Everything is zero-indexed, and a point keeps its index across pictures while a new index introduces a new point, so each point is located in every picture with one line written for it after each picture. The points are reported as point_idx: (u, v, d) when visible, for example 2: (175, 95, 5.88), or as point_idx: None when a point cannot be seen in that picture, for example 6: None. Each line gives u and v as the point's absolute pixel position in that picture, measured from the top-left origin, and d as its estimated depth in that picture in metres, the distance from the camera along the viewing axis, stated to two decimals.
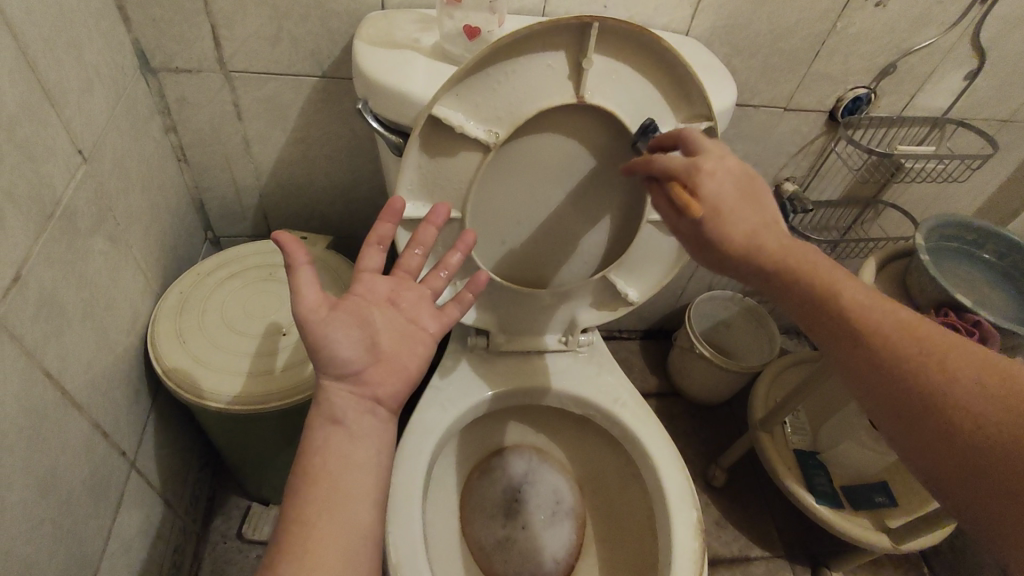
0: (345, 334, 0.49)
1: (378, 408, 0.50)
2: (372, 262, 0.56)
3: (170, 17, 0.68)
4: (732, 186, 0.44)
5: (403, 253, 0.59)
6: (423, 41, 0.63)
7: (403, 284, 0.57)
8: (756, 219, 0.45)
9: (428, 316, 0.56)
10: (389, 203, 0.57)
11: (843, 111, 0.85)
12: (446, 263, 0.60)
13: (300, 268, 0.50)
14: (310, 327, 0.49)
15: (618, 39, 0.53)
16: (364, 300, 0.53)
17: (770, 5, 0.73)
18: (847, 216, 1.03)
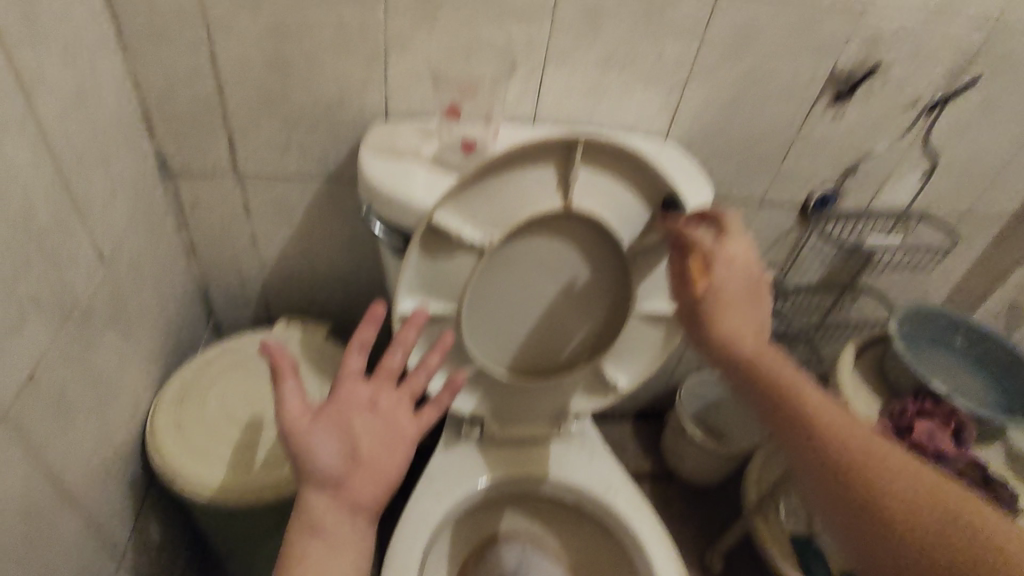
0: (327, 442, 0.50)
1: (356, 516, 0.49)
2: (355, 364, 0.56)
3: (191, 128, 0.74)
4: (742, 286, 0.54)
5: (386, 354, 0.58)
6: (424, 151, 0.69)
7: (384, 386, 0.56)
8: (755, 316, 0.53)
9: (409, 419, 0.56)
10: (369, 310, 0.58)
11: (814, 206, 0.91)
12: (426, 364, 0.62)
13: (286, 380, 0.52)
14: (292, 437, 0.50)
15: (601, 155, 0.58)
16: (345, 404, 0.53)
17: (739, 116, 0.81)
18: (827, 300, 1.07)
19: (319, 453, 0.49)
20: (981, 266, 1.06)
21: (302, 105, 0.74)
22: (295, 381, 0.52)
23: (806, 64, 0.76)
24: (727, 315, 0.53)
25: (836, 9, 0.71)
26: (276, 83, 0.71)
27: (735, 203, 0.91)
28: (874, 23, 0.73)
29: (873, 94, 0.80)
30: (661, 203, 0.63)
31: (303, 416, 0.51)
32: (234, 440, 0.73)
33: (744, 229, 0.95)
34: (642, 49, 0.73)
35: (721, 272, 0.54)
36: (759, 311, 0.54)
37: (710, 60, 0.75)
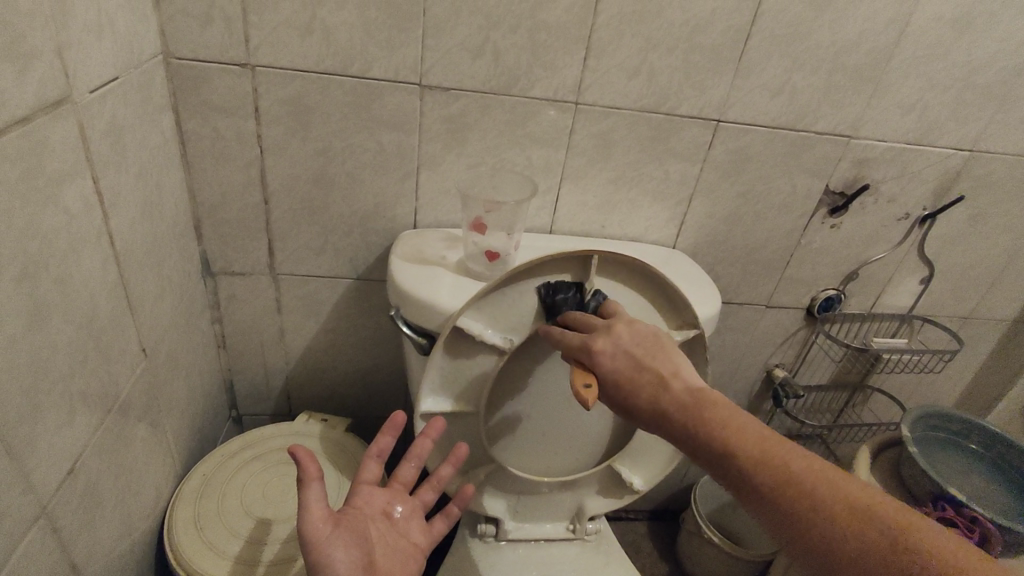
0: (346, 553, 0.52)
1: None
2: (371, 474, 0.60)
3: (236, 233, 0.81)
4: (629, 353, 0.54)
5: (399, 464, 0.63)
6: (449, 258, 0.74)
7: (397, 495, 0.62)
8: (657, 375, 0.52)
9: (417, 532, 0.61)
10: (392, 418, 0.61)
11: (819, 309, 0.95)
12: (438, 476, 0.66)
13: (310, 484, 0.52)
14: (313, 545, 0.51)
15: (615, 266, 0.63)
16: (361, 516, 0.57)
17: (741, 226, 0.87)
18: (838, 400, 1.08)
19: (339, 565, 0.51)
20: (988, 366, 1.07)
21: (339, 214, 0.80)
22: (318, 486, 0.53)
23: (801, 181, 0.83)
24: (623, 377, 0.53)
25: (826, 135, 0.79)
26: (317, 195, 0.78)
27: (743, 304, 0.95)
28: (861, 146, 0.80)
29: (866, 208, 0.86)
30: (673, 310, 0.67)
31: (324, 523, 0.52)
32: (253, 535, 0.73)
33: (752, 330, 0.98)
34: (649, 168, 0.80)
35: (607, 361, 0.54)
36: (661, 361, 0.53)
37: (712, 177, 0.82)
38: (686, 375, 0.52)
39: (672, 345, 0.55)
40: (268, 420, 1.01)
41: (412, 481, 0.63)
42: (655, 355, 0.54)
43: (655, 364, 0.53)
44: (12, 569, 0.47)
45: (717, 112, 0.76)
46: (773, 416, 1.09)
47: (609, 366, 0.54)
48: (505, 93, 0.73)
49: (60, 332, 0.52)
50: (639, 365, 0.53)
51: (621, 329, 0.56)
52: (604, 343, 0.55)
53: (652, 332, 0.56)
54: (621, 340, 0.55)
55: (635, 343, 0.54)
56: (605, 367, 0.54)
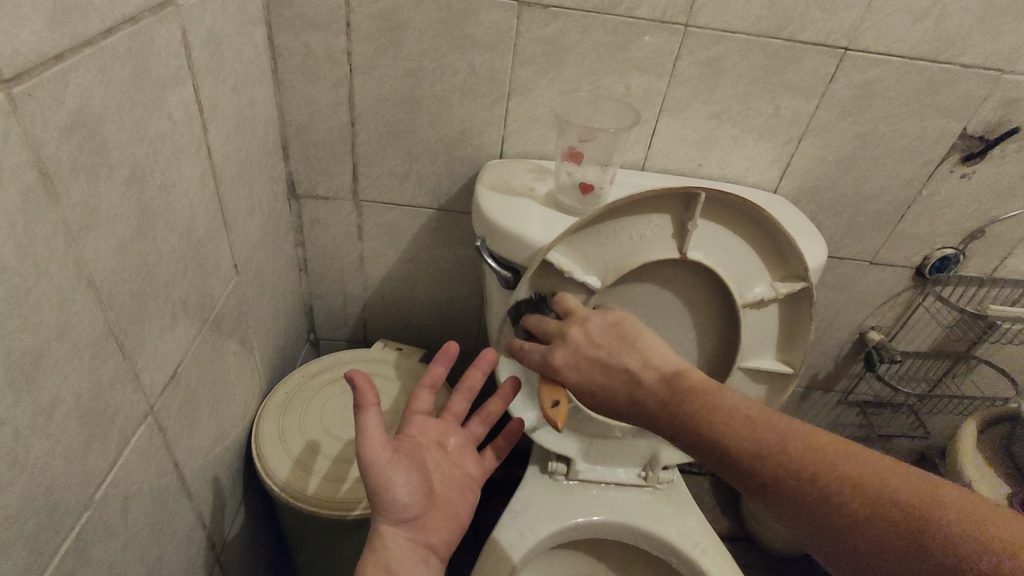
0: (405, 479, 0.54)
1: (430, 555, 0.55)
2: (425, 405, 0.61)
3: (322, 157, 0.80)
4: (603, 336, 0.55)
5: (451, 397, 0.64)
6: (538, 190, 0.71)
7: (450, 428, 0.62)
8: (634, 358, 0.53)
9: (472, 464, 0.62)
10: (444, 348, 0.62)
11: (931, 270, 0.86)
12: (488, 410, 0.65)
13: (367, 410, 0.53)
14: (373, 471, 0.52)
15: (721, 206, 0.59)
16: (417, 444, 0.58)
17: (855, 172, 0.79)
18: (937, 370, 1.00)
19: (398, 490, 0.53)
20: None
21: (425, 140, 0.78)
22: (375, 413, 0.53)
23: (933, 123, 0.74)
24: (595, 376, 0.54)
25: (971, 69, 0.69)
26: (404, 119, 0.76)
27: (844, 259, 0.88)
28: (1013, 83, 0.70)
29: (1006, 157, 0.76)
30: (779, 259, 0.62)
31: (384, 450, 0.53)
32: (326, 451, 0.76)
33: (850, 287, 0.91)
34: (759, 102, 0.73)
35: (572, 372, 0.55)
36: (631, 350, 0.53)
37: (830, 114, 0.74)
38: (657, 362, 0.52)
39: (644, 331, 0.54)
40: (344, 346, 1.04)
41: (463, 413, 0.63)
42: (624, 343, 0.54)
43: (624, 358, 0.53)
44: (126, 460, 0.50)
45: (847, 39, 0.68)
46: (859, 382, 1.04)
47: (578, 377, 0.54)
48: (609, 13, 0.67)
49: (163, 241, 0.53)
50: (608, 367, 0.53)
51: (575, 334, 0.56)
52: (563, 355, 0.55)
53: (613, 321, 0.55)
54: (581, 344, 0.55)
55: (600, 344, 0.54)
56: (571, 378, 0.55)
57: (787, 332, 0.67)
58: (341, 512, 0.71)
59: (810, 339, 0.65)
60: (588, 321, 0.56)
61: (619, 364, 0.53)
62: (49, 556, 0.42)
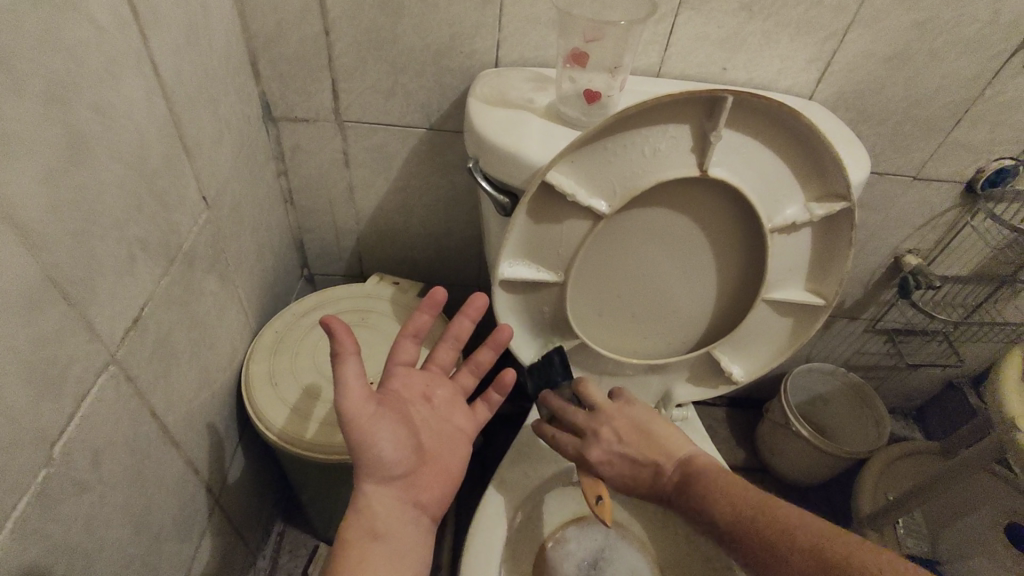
0: (390, 431, 0.51)
1: (420, 514, 0.52)
2: (408, 354, 0.59)
3: (296, 72, 0.71)
4: (629, 428, 0.63)
5: (436, 348, 0.62)
6: (537, 101, 0.62)
7: (435, 379, 0.61)
8: (655, 449, 0.62)
9: (460, 416, 0.61)
10: (428, 295, 0.59)
11: (984, 184, 0.77)
12: (478, 361, 0.62)
13: (346, 357, 0.49)
14: (356, 425, 0.49)
15: (750, 113, 0.49)
16: (401, 397, 0.56)
17: (907, 71, 0.68)
18: (977, 296, 0.92)
19: (383, 444, 0.50)
20: None
21: (409, 49, 0.68)
22: (354, 363, 0.49)
23: (1007, 7, 0.62)
24: (624, 471, 0.62)
25: None
26: (384, 24, 0.66)
27: (884, 175, 0.78)
28: None
29: None
30: (816, 174, 0.53)
31: (367, 402, 0.50)
32: (323, 395, 0.72)
33: (890, 207, 0.82)
34: None
35: (606, 470, 0.62)
36: (651, 445, 0.62)
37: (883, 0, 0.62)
38: (670, 451, 0.61)
39: (658, 424, 0.63)
40: (341, 282, 0.99)
41: (450, 364, 0.62)
42: (644, 437, 0.62)
43: (646, 454, 0.61)
44: (90, 415, 0.46)
45: None
46: (890, 308, 0.97)
47: (610, 474, 0.62)
48: None
49: (106, 171, 0.46)
50: (636, 461, 0.61)
51: (606, 431, 0.62)
52: (596, 453, 0.62)
53: (633, 417, 0.63)
54: (609, 442, 0.62)
55: (629, 441, 0.62)
56: (606, 474, 0.62)
57: (820, 257, 0.59)
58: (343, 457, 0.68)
59: (847, 264, 0.58)
60: (613, 420, 0.63)
61: (646, 457, 0.61)
62: (4, 520, 0.39)
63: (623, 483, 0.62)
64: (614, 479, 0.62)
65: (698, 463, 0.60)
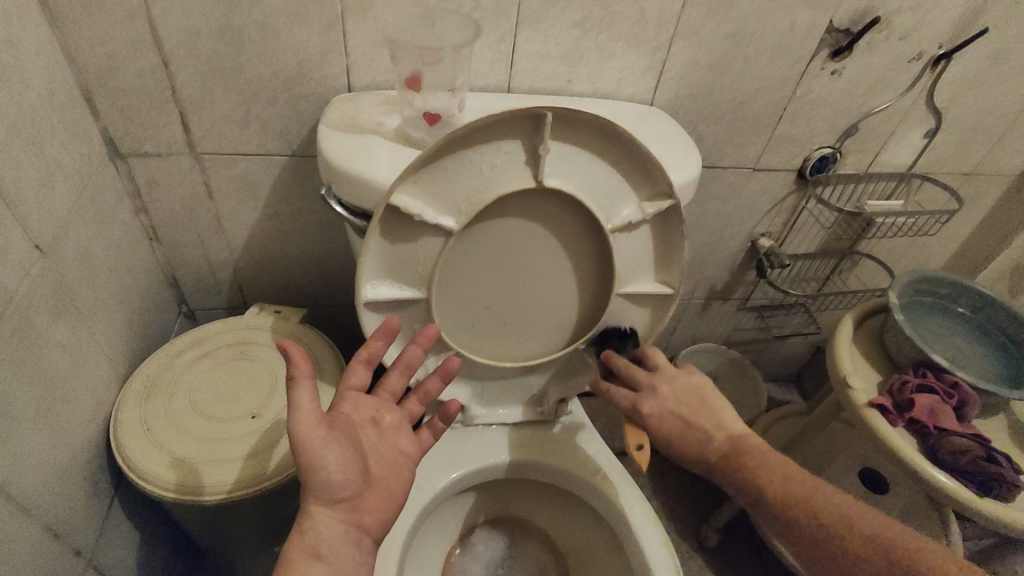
0: (341, 454, 0.50)
1: (363, 537, 0.51)
2: (358, 380, 0.58)
3: (138, 106, 0.69)
4: (692, 391, 0.58)
5: (385, 375, 0.60)
6: (386, 124, 0.63)
7: (385, 405, 0.59)
8: (711, 419, 0.57)
9: (409, 442, 0.59)
10: (385, 323, 0.59)
11: (811, 170, 0.86)
12: (425, 389, 0.62)
13: (301, 381, 0.50)
14: (305, 448, 0.49)
15: (573, 126, 0.53)
16: (350, 421, 0.54)
17: (729, 74, 0.74)
18: (825, 268, 1.04)
19: (331, 466, 0.49)
20: (985, 227, 1.01)
21: (257, 78, 0.68)
22: (310, 386, 0.50)
23: (800, 17, 0.70)
24: (671, 430, 0.57)
25: None
26: (226, 54, 0.66)
27: (726, 168, 0.85)
28: None
29: (873, 48, 0.74)
30: (644, 177, 0.58)
31: (318, 426, 0.50)
32: (204, 435, 0.70)
33: (737, 196, 0.90)
34: (621, 5, 0.66)
35: (657, 423, 0.58)
36: (705, 414, 0.57)
37: (697, 14, 0.68)
38: (730, 428, 0.56)
39: (717, 399, 0.58)
40: (224, 314, 0.96)
41: (400, 391, 0.60)
42: (694, 403, 0.58)
43: (702, 422, 0.56)
44: None
45: None
46: (755, 287, 1.06)
47: (659, 428, 0.57)
48: None
49: None
50: (689, 426, 0.56)
51: (665, 389, 0.59)
52: (650, 405, 0.58)
53: (694, 384, 0.59)
54: (666, 399, 0.58)
55: (672, 409, 0.57)
56: (654, 426, 0.58)
57: (662, 252, 0.64)
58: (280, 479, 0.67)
59: (683, 257, 0.62)
60: (674, 380, 0.59)
61: (701, 423, 0.56)
62: None
63: (674, 443, 0.56)
64: (661, 434, 0.57)
65: (750, 443, 0.55)
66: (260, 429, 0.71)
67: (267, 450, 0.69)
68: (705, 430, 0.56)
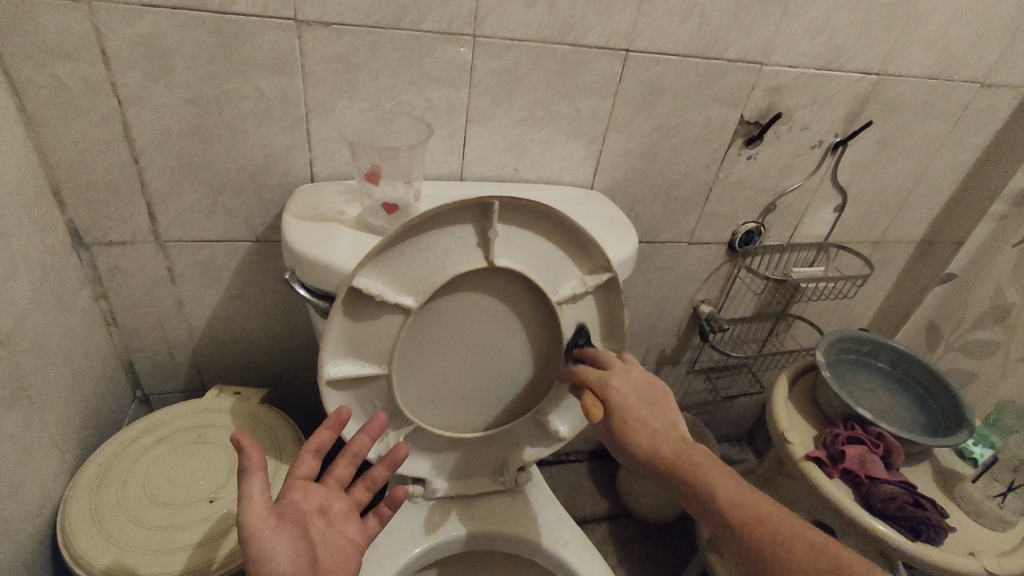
0: (290, 546, 0.50)
1: None
2: (308, 468, 0.59)
3: (106, 199, 0.72)
4: (649, 386, 0.61)
5: (334, 463, 0.62)
6: (348, 213, 0.68)
7: (331, 494, 0.60)
8: (661, 422, 0.59)
9: (355, 531, 0.60)
10: (336, 413, 0.61)
11: (739, 243, 0.95)
12: (372, 477, 0.63)
13: (253, 473, 0.51)
14: (256, 540, 0.49)
15: (518, 211, 0.59)
16: (300, 511, 0.55)
17: (658, 162, 0.83)
18: (762, 330, 1.12)
19: (281, 559, 0.49)
20: (899, 289, 1.12)
21: (224, 170, 0.73)
22: (262, 476, 0.51)
23: (715, 113, 0.80)
24: (625, 402, 0.59)
25: (737, 63, 0.76)
26: (196, 150, 0.70)
27: (664, 243, 0.93)
28: (773, 73, 0.78)
29: (780, 136, 0.85)
30: (584, 253, 0.64)
31: (268, 517, 0.50)
32: (159, 523, 0.68)
33: (676, 267, 0.97)
34: (559, 105, 0.75)
35: (620, 398, 0.59)
36: (660, 414, 0.59)
37: (626, 111, 0.77)
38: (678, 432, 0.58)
39: (672, 403, 0.61)
40: (180, 398, 0.95)
41: (347, 480, 0.62)
42: (654, 406, 0.60)
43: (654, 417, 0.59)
44: None
45: (626, 41, 0.71)
46: (701, 351, 1.13)
47: (619, 402, 0.59)
48: (394, 28, 0.66)
49: None
50: (649, 415, 0.59)
51: (630, 374, 0.62)
52: (615, 378, 0.61)
53: (650, 380, 0.62)
54: (627, 381, 0.61)
55: (636, 394, 0.59)
56: (615, 400, 0.59)
57: (607, 321, 0.69)
58: (231, 569, 0.66)
59: (626, 324, 0.68)
60: (632, 370, 0.62)
61: (655, 420, 0.58)
62: None
63: (627, 425, 0.58)
64: (616, 406, 0.59)
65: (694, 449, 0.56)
66: (219, 513, 0.70)
67: (225, 535, 0.68)
68: (664, 425, 0.58)
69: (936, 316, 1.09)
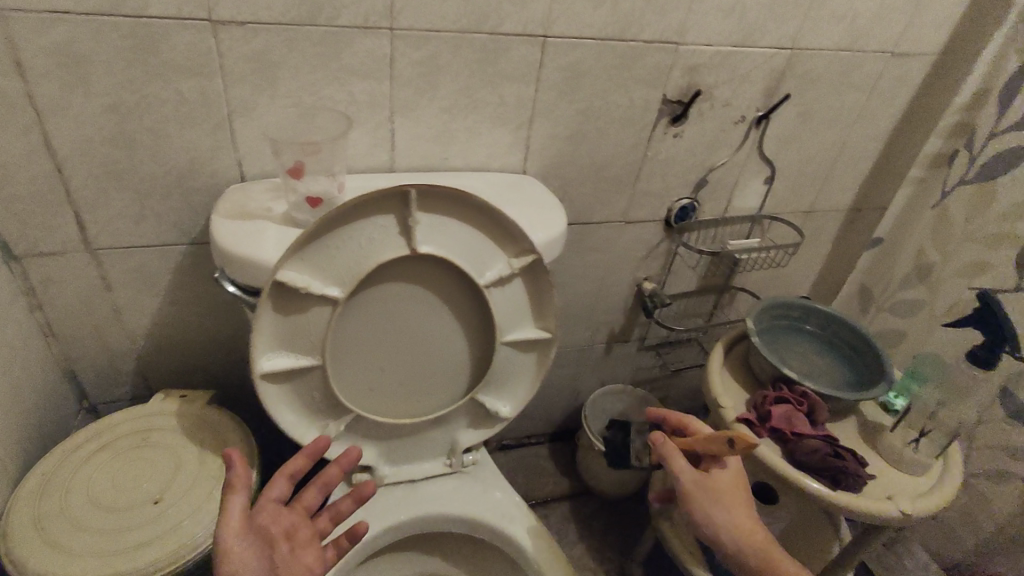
0: (258, 565, 0.51)
1: None
2: (280, 491, 0.59)
3: (30, 210, 0.72)
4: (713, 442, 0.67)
5: (305, 490, 0.62)
6: (275, 209, 0.69)
7: (299, 521, 0.60)
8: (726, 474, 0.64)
9: (316, 560, 0.60)
10: (314, 443, 0.64)
11: (675, 219, 0.98)
12: (339, 509, 0.64)
13: (236, 489, 0.52)
14: (227, 556, 0.50)
15: (438, 198, 0.60)
16: (269, 534, 0.56)
17: (586, 144, 0.86)
18: (707, 303, 1.15)
19: None
20: (832, 256, 1.16)
21: (150, 174, 0.73)
22: (244, 494, 0.53)
23: (637, 94, 0.82)
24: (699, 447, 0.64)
25: (653, 44, 0.78)
26: (118, 156, 0.70)
27: (600, 224, 0.96)
28: (689, 52, 0.80)
29: (703, 113, 0.87)
30: (509, 238, 0.65)
31: (242, 535, 0.51)
32: (103, 526, 0.68)
33: (616, 247, 1.00)
34: (481, 93, 0.76)
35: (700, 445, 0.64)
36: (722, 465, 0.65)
37: (549, 96, 0.79)
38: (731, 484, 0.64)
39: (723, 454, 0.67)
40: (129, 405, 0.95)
41: (316, 507, 0.62)
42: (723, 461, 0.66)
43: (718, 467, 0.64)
44: None
45: (542, 28, 0.73)
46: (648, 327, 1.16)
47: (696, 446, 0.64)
48: (309, 24, 0.66)
49: None
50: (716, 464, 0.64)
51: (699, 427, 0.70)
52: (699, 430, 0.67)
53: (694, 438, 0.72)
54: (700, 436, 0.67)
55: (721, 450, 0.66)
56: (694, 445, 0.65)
57: (538, 302, 0.71)
58: (177, 566, 0.67)
59: (555, 304, 0.70)
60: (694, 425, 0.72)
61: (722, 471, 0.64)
62: None
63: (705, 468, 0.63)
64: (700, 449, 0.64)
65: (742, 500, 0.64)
66: (164, 514, 0.70)
67: (170, 534, 0.68)
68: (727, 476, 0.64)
69: (867, 280, 1.14)
